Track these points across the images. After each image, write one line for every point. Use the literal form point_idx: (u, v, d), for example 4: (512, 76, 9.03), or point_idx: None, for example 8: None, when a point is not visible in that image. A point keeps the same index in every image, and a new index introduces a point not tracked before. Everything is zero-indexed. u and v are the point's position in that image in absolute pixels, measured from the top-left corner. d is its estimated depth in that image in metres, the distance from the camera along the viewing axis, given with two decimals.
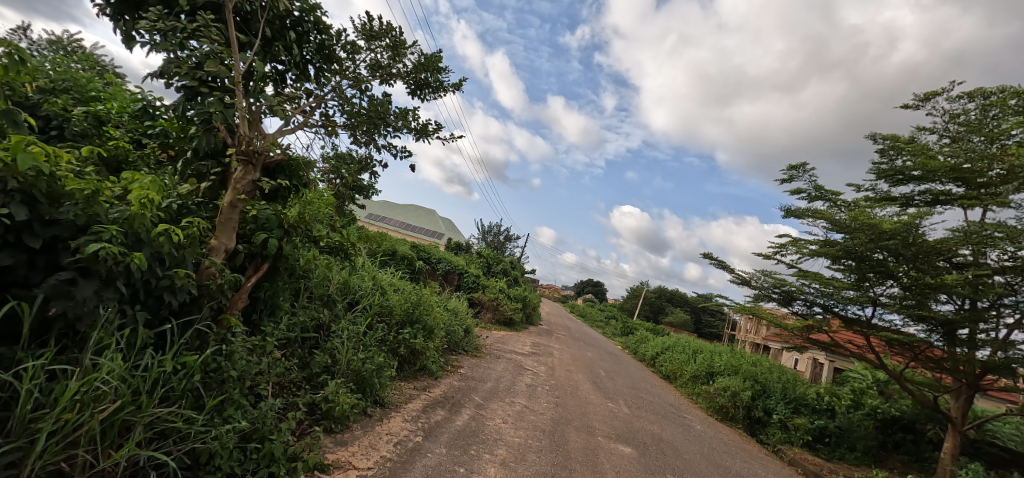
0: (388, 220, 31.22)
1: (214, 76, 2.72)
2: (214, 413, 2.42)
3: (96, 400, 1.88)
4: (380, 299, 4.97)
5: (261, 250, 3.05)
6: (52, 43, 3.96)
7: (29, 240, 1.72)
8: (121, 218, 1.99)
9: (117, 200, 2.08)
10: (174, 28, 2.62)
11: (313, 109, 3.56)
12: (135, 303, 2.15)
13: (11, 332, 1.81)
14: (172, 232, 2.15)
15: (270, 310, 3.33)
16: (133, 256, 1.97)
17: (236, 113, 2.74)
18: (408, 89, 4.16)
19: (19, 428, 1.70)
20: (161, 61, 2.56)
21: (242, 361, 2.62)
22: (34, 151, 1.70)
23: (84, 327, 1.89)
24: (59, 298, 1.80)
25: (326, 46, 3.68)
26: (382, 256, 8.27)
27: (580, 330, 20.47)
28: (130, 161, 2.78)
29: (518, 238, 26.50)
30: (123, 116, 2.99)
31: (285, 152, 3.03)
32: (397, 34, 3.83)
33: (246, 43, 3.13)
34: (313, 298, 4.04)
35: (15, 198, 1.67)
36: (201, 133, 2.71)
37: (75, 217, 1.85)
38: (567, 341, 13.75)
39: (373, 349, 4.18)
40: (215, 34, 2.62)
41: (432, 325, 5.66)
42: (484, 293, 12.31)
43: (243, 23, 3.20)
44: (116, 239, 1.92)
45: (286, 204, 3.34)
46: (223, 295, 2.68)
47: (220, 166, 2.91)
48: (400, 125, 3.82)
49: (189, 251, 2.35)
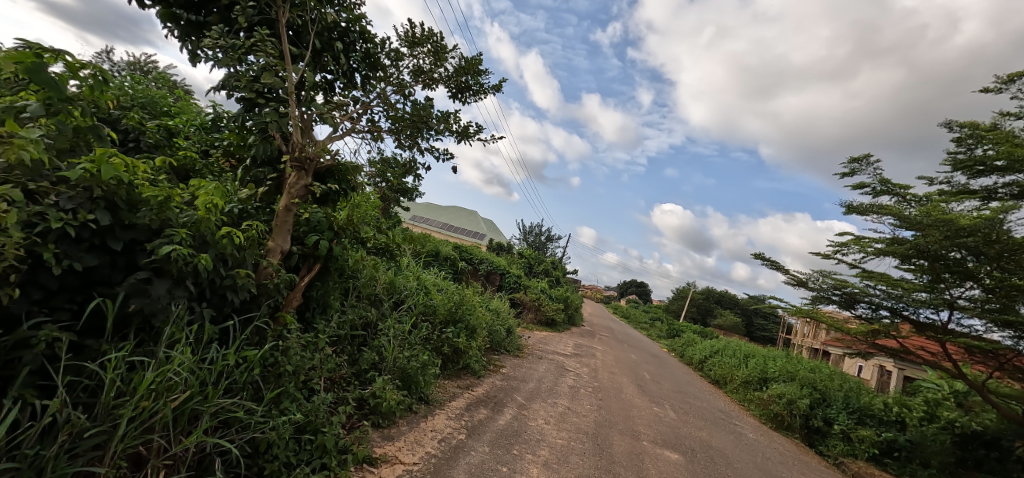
0: (430, 221, 31.87)
1: (270, 88, 2.92)
2: (273, 404, 2.57)
3: (168, 390, 2.03)
4: (424, 299, 5.09)
5: (313, 251, 3.22)
6: (132, 65, 4.39)
7: (112, 243, 1.89)
8: (189, 223, 2.16)
9: (186, 205, 2.26)
10: (233, 44, 2.83)
11: (360, 115, 3.72)
12: (201, 301, 2.31)
13: (97, 326, 1.96)
14: (234, 235, 2.32)
15: (322, 308, 3.50)
16: (200, 256, 2.13)
17: (289, 122, 2.93)
18: (449, 92, 4.25)
19: (105, 414, 1.84)
20: (222, 76, 2.78)
21: (297, 356, 2.75)
22: (115, 162, 1.86)
23: (158, 322, 2.04)
24: (136, 296, 1.95)
25: (371, 55, 3.83)
26: (426, 257, 8.49)
27: (624, 332, 19.96)
28: (197, 169, 3.01)
29: (556, 238, 26.30)
30: (190, 128, 3.26)
31: (335, 157, 3.16)
32: (438, 39, 3.92)
33: (297, 54, 3.33)
34: (361, 297, 4.20)
35: (99, 205, 1.85)
36: (259, 142, 2.91)
37: (151, 221, 2.02)
38: (610, 343, 13.50)
39: (418, 348, 4.29)
40: (270, 48, 2.81)
41: (475, 324, 5.73)
42: (526, 293, 12.32)
43: (296, 36, 3.42)
44: (186, 242, 2.08)
45: (336, 207, 3.50)
46: (280, 294, 2.85)
47: (276, 172, 3.10)
48: (442, 128, 3.92)
49: (249, 253, 2.54)
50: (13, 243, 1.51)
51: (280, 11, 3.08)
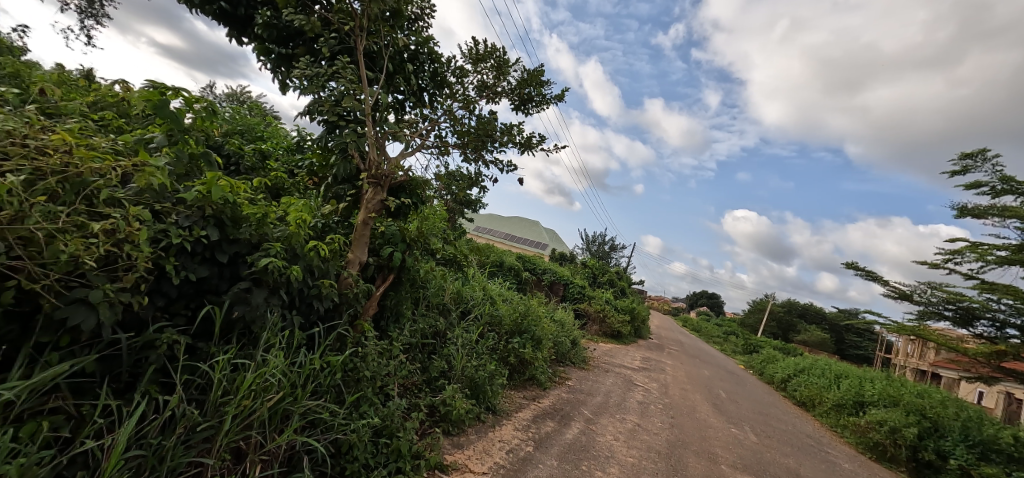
0: (493, 232, 32.39)
1: (349, 111, 3.15)
2: (353, 408, 2.72)
3: (265, 390, 2.21)
4: (490, 309, 5.18)
5: (388, 262, 3.40)
6: (231, 96, 4.93)
7: (220, 256, 2.12)
8: (282, 237, 2.38)
9: (279, 221, 2.49)
10: (317, 73, 3.10)
11: (429, 132, 3.89)
12: (291, 309, 2.51)
13: (207, 331, 2.19)
14: (320, 247, 2.52)
15: (395, 317, 3.67)
16: (292, 268, 2.33)
17: (366, 142, 3.13)
18: (513, 105, 4.32)
19: (213, 410, 2.04)
20: (308, 103, 3.05)
21: (374, 363, 2.90)
22: (223, 184, 2.08)
23: (257, 328, 2.24)
24: (239, 304, 2.16)
25: (438, 73, 4.00)
26: (491, 267, 8.63)
27: (696, 346, 18.91)
28: (286, 188, 3.31)
29: (621, 247, 25.63)
30: (280, 151, 3.58)
31: (407, 173, 3.33)
32: (500, 54, 4.02)
33: (372, 78, 3.57)
34: (430, 306, 4.35)
35: (210, 222, 2.08)
36: (340, 161, 3.14)
37: (251, 236, 2.24)
38: (680, 357, 12.83)
39: (485, 357, 4.35)
40: (349, 74, 3.03)
41: (540, 335, 5.70)
42: (591, 304, 12.04)
43: (371, 62, 3.67)
44: (279, 254, 2.28)
45: (407, 219, 3.67)
46: (359, 303, 3.03)
47: (354, 189, 3.31)
48: (506, 141, 3.99)
49: (331, 264, 2.73)
50: (144, 258, 1.72)
51: (359, 39, 3.34)
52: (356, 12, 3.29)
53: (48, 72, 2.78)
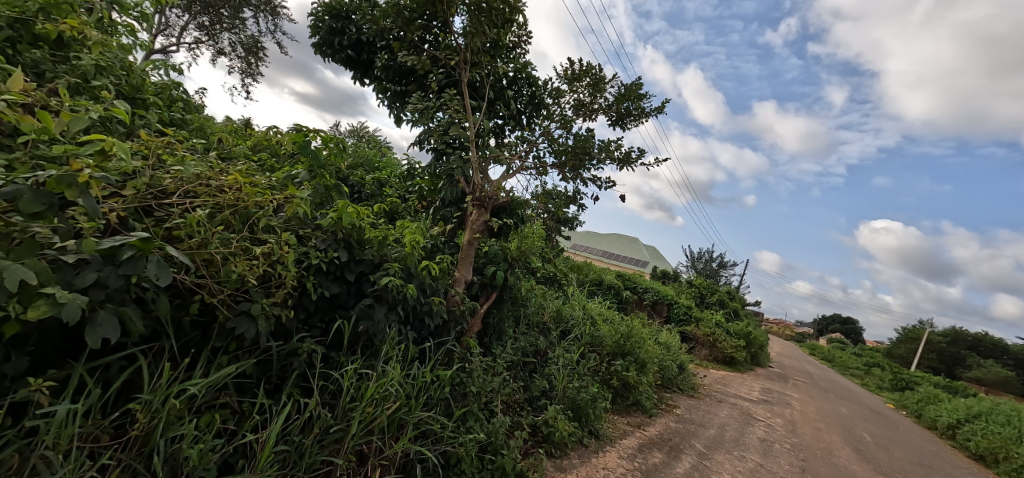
0: (591, 249, 31.90)
1: (455, 139, 3.37)
2: (461, 421, 2.83)
3: (385, 399, 2.39)
4: (591, 329, 5.07)
5: (491, 280, 3.53)
6: (354, 133, 5.59)
7: (349, 274, 2.37)
8: (399, 257, 2.60)
9: (396, 242, 2.73)
10: (427, 105, 3.37)
11: (528, 153, 4.00)
12: (406, 324, 2.71)
13: (337, 342, 2.45)
14: (431, 267, 2.71)
15: (498, 334, 3.77)
16: (408, 286, 2.53)
17: (470, 166, 3.32)
18: (610, 121, 4.27)
19: (343, 414, 2.26)
20: (419, 133, 3.32)
21: (480, 379, 3.00)
22: (352, 211, 2.35)
23: (378, 341, 2.45)
24: (364, 318, 2.39)
25: (536, 96, 4.11)
26: (590, 286, 8.48)
27: (829, 379, 16.45)
28: (400, 212, 3.62)
29: (732, 265, 23.54)
30: (394, 178, 3.95)
31: (509, 194, 3.44)
32: (596, 71, 4.01)
33: (475, 106, 3.79)
34: (531, 325, 4.39)
35: (341, 244, 2.35)
36: (448, 186, 3.36)
37: (373, 256, 2.49)
38: (810, 390, 11.26)
39: (586, 379, 4.25)
40: (455, 104, 3.25)
41: (645, 358, 5.42)
42: (699, 326, 11.05)
43: (474, 91, 3.90)
44: (397, 273, 2.49)
45: (508, 239, 3.78)
46: (465, 320, 3.17)
47: (460, 211, 3.51)
48: (604, 158, 3.95)
49: (440, 282, 2.91)
50: (291, 276, 1.99)
51: (463, 71, 3.60)
52: (461, 47, 3.57)
53: (223, 124, 3.40)
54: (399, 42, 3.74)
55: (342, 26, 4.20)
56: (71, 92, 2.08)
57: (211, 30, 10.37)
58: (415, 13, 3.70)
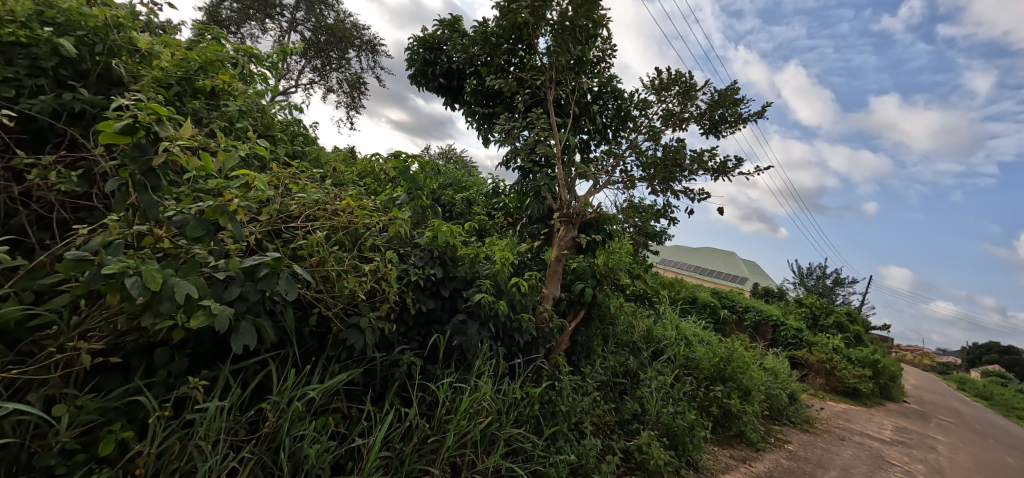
0: (682, 265, 30.15)
1: (542, 157, 3.42)
2: (550, 441, 2.79)
3: (477, 413, 2.44)
4: (685, 351, 4.77)
5: (579, 297, 3.49)
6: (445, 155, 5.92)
7: (444, 291, 2.50)
8: (491, 274, 2.68)
9: (487, 260, 2.82)
10: (514, 125, 3.47)
11: (615, 168, 3.92)
12: (498, 339, 2.77)
13: (434, 355, 2.56)
14: (520, 284, 2.75)
15: (586, 352, 3.70)
16: (499, 302, 2.59)
17: (557, 183, 3.33)
18: (702, 129, 4.05)
19: (438, 425, 2.34)
20: (507, 153, 3.42)
21: (569, 398, 2.95)
22: (447, 230, 2.47)
23: (471, 355, 2.53)
24: (458, 333, 2.49)
25: (622, 109, 4.04)
26: (683, 304, 7.99)
27: (989, 422, 13.64)
28: (488, 229, 3.74)
29: (852, 282, 20.75)
30: (482, 197, 4.09)
31: (597, 209, 3.39)
32: (686, 79, 3.84)
33: (561, 123, 3.82)
34: (620, 344, 4.24)
35: (437, 262, 2.49)
36: (535, 203, 3.41)
37: (466, 273, 2.59)
38: (962, 433, 9.43)
39: (682, 404, 3.99)
40: (541, 123, 3.31)
41: (748, 385, 4.95)
42: (812, 351, 9.86)
43: (559, 109, 3.94)
44: (489, 290, 2.57)
45: (596, 255, 3.71)
46: (554, 337, 3.16)
47: (546, 227, 3.53)
48: (697, 169, 3.74)
49: (529, 299, 2.94)
50: (394, 292, 2.13)
51: (549, 90, 3.66)
52: (546, 66, 3.64)
53: (334, 153, 3.79)
54: (487, 67, 3.92)
55: (435, 57, 4.51)
56: (221, 133, 2.47)
57: (322, 70, 11.64)
58: (501, 38, 3.87)
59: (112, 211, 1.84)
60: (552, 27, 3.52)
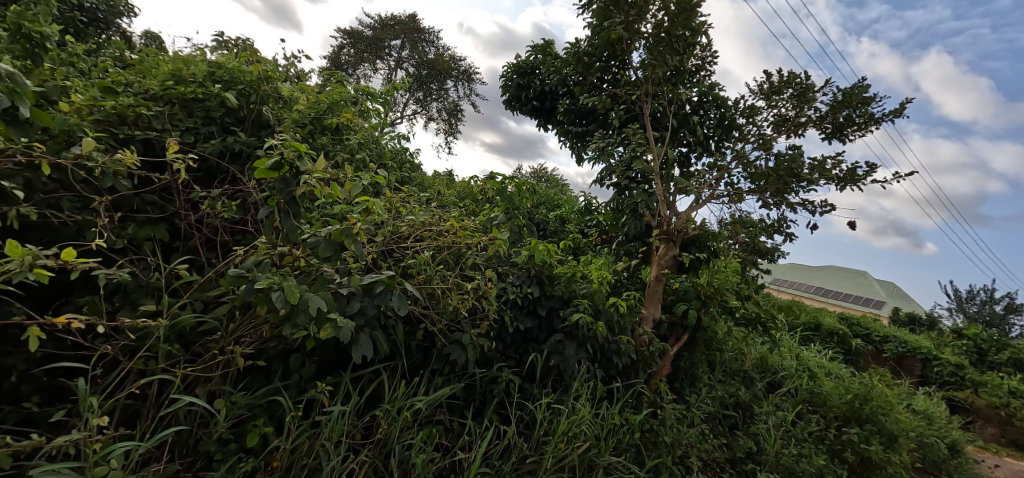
0: (800, 285, 26.93)
1: (638, 172, 3.32)
2: (654, 473, 2.61)
3: (576, 437, 2.38)
4: (809, 385, 4.21)
5: (682, 320, 3.28)
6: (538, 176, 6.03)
7: (541, 309, 2.51)
8: (588, 294, 2.64)
9: (583, 279, 2.79)
10: (608, 142, 3.43)
11: (719, 181, 3.66)
12: (596, 360, 2.69)
13: (531, 375, 2.56)
14: (619, 304, 2.67)
15: (691, 380, 3.44)
16: (597, 323, 2.53)
17: (655, 199, 3.20)
18: (823, 134, 3.63)
19: (536, 446, 2.32)
20: (602, 170, 3.38)
21: (674, 429, 2.76)
22: (543, 249, 2.49)
23: (568, 377, 2.48)
24: (555, 353, 2.47)
25: (726, 118, 3.78)
26: (803, 331, 7.10)
27: None
28: (583, 248, 3.70)
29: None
30: (575, 216, 4.08)
31: (700, 225, 3.19)
32: (802, 80, 3.49)
33: (658, 137, 3.69)
34: (729, 373, 3.87)
35: (534, 281, 2.52)
36: (631, 220, 3.30)
37: (562, 293, 2.58)
38: None
39: (808, 446, 3.50)
40: (638, 138, 3.23)
41: (893, 430, 4.20)
42: (981, 393, 8.10)
43: (656, 122, 3.80)
44: (586, 310, 2.52)
45: (699, 274, 3.47)
46: (655, 362, 2.99)
47: (645, 245, 3.39)
48: (818, 178, 3.35)
49: (627, 320, 2.83)
50: (493, 310, 2.20)
51: (645, 104, 3.56)
52: (641, 80, 3.56)
53: (435, 177, 4.06)
54: (580, 86, 3.94)
55: (528, 81, 4.66)
56: (343, 163, 2.78)
57: (423, 101, 12.56)
58: (593, 57, 3.90)
59: (261, 235, 2.16)
60: (646, 41, 3.47)
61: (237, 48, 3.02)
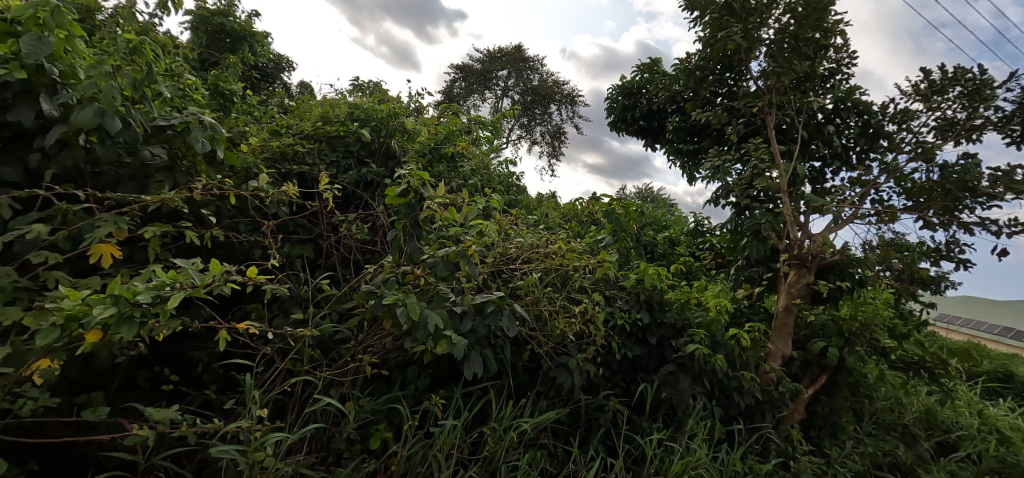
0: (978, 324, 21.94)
1: (761, 191, 3.03)
2: None
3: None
4: (999, 452, 3.37)
5: (819, 359, 2.87)
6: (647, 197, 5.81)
7: (651, 337, 2.40)
8: (703, 323, 2.45)
9: (698, 307, 2.59)
10: (725, 159, 3.22)
11: (864, 198, 3.18)
12: (713, 398, 2.46)
13: (640, 406, 2.43)
14: (741, 337, 2.44)
15: (831, 430, 2.97)
16: (715, 356, 2.32)
17: (783, 219, 2.89)
18: (1008, 139, 2.97)
19: None
20: (719, 189, 3.15)
21: None
22: (653, 273, 2.37)
23: (682, 412, 2.30)
24: (667, 386, 2.31)
25: (870, 126, 3.29)
26: (987, 381, 5.75)
27: None
28: (696, 273, 3.46)
29: None
30: (687, 239, 3.84)
31: (841, 250, 2.79)
32: (974, 76, 2.92)
33: (784, 152, 3.34)
34: (883, 426, 3.26)
35: (643, 306, 2.41)
36: (753, 243, 3.00)
37: (675, 320, 2.43)
38: None
39: None
40: (762, 153, 2.96)
41: None
42: None
43: (782, 134, 3.45)
44: (703, 341, 2.33)
45: (840, 306, 3.02)
46: (785, 404, 2.64)
47: (770, 271, 3.05)
48: (1004, 193, 2.74)
49: (751, 355, 2.56)
50: (600, 335, 2.14)
51: (768, 116, 3.27)
52: (762, 90, 3.33)
53: (540, 199, 4.14)
54: (692, 102, 3.76)
55: (634, 101, 4.57)
56: (457, 188, 2.97)
57: (528, 126, 12.98)
58: (706, 71, 3.75)
59: (386, 253, 2.40)
60: (768, 49, 3.23)
61: (371, 89, 3.43)
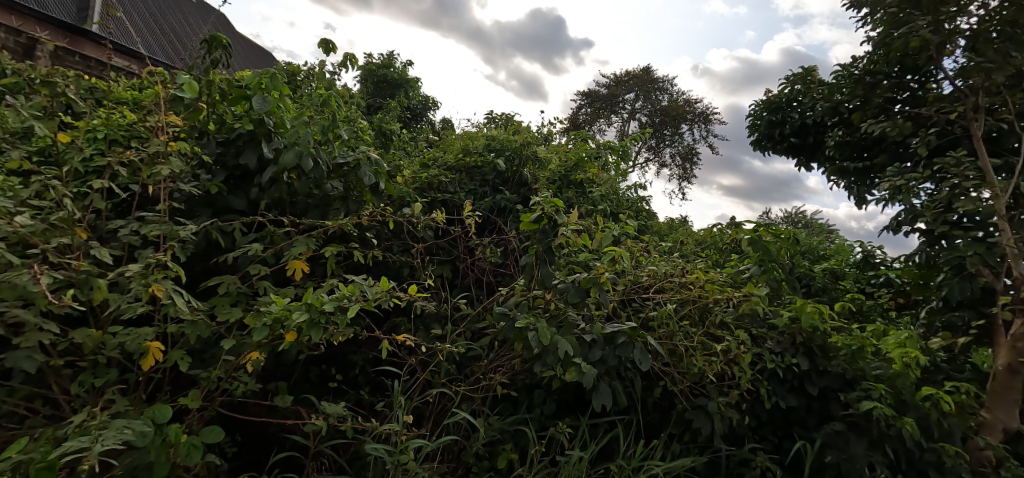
0: None
1: (966, 216, 2.44)
2: None
3: None
4: None
5: None
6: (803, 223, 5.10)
7: (810, 387, 2.06)
8: (885, 376, 2.02)
9: (876, 355, 2.16)
10: (908, 178, 2.69)
11: None
12: (898, 472, 2.00)
13: (796, 467, 2.08)
14: (941, 399, 1.95)
15: None
16: (903, 420, 1.89)
17: (1001, 252, 2.28)
18: None
19: None
20: (903, 214, 2.63)
21: None
22: (813, 311, 2.05)
23: None
24: (833, 448, 1.95)
25: None
26: None
27: None
28: (870, 314, 2.90)
29: None
30: (856, 272, 3.26)
31: None
32: None
33: (1000, 166, 2.66)
34: None
35: (800, 350, 2.10)
36: (954, 280, 2.42)
37: (844, 370, 2.05)
38: None
39: None
40: (967, 169, 2.40)
41: None
42: None
43: (996, 144, 2.75)
44: (885, 399, 1.92)
45: None
46: None
47: (983, 318, 2.41)
48: None
49: (957, 424, 2.04)
50: (747, 379, 1.91)
51: (974, 123, 2.65)
52: (965, 91, 2.69)
53: (671, 225, 3.93)
54: (860, 112, 3.24)
55: (783, 115, 4.09)
56: (585, 213, 2.98)
57: (656, 148, 12.51)
58: (879, 74, 3.19)
59: (517, 276, 2.51)
60: (970, 42, 2.64)
61: (507, 121, 3.66)
